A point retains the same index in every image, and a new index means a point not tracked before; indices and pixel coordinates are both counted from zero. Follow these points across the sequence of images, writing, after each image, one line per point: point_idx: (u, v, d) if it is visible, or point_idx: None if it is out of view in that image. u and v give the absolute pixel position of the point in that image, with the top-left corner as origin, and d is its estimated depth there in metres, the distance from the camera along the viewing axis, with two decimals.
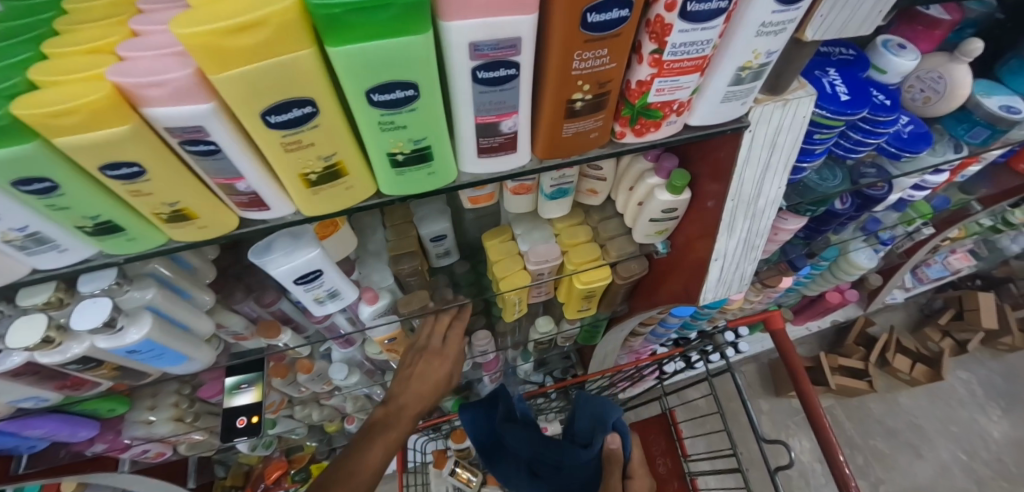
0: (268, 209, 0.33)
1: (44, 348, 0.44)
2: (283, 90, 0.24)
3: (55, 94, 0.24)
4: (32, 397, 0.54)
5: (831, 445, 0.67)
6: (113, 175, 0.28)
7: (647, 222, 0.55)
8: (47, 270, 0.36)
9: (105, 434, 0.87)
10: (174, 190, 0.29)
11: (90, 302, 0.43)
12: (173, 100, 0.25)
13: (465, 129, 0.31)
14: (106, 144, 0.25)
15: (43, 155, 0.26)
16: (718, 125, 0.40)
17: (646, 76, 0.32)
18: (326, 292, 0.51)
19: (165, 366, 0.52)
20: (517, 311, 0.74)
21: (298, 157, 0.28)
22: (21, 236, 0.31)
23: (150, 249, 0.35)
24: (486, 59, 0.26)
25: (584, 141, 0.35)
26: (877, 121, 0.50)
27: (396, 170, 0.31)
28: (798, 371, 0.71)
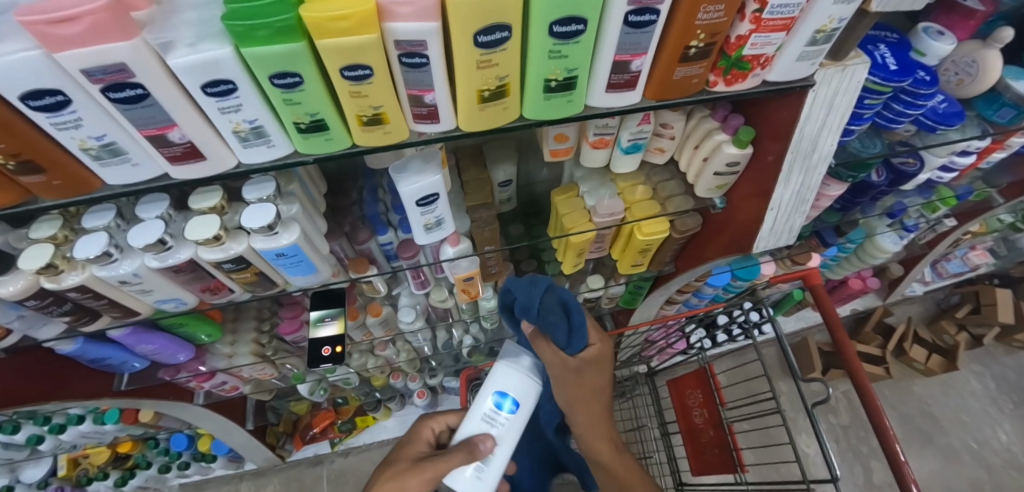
0: (437, 123, 0.42)
1: (211, 245, 0.53)
2: (493, 16, 0.33)
3: (330, 5, 0.32)
4: (174, 299, 0.64)
5: (879, 416, 0.68)
6: (347, 76, 0.36)
7: (710, 175, 0.63)
8: (246, 166, 0.46)
9: (191, 363, 0.96)
10: (381, 95, 0.38)
11: (256, 207, 0.52)
12: (413, 18, 0.33)
13: (604, 65, 0.39)
14: (355, 48, 0.34)
15: (302, 54, 0.35)
16: (789, 81, 0.48)
17: (745, 32, 0.40)
18: (435, 219, 0.59)
19: (295, 275, 0.61)
20: (575, 263, 0.82)
21: (483, 75, 0.37)
22: (247, 128, 0.41)
23: (334, 151, 0.44)
24: (638, 6, 0.35)
25: (686, 85, 0.44)
26: (917, 94, 0.58)
27: (546, 95, 0.40)
28: (839, 330, 0.73)
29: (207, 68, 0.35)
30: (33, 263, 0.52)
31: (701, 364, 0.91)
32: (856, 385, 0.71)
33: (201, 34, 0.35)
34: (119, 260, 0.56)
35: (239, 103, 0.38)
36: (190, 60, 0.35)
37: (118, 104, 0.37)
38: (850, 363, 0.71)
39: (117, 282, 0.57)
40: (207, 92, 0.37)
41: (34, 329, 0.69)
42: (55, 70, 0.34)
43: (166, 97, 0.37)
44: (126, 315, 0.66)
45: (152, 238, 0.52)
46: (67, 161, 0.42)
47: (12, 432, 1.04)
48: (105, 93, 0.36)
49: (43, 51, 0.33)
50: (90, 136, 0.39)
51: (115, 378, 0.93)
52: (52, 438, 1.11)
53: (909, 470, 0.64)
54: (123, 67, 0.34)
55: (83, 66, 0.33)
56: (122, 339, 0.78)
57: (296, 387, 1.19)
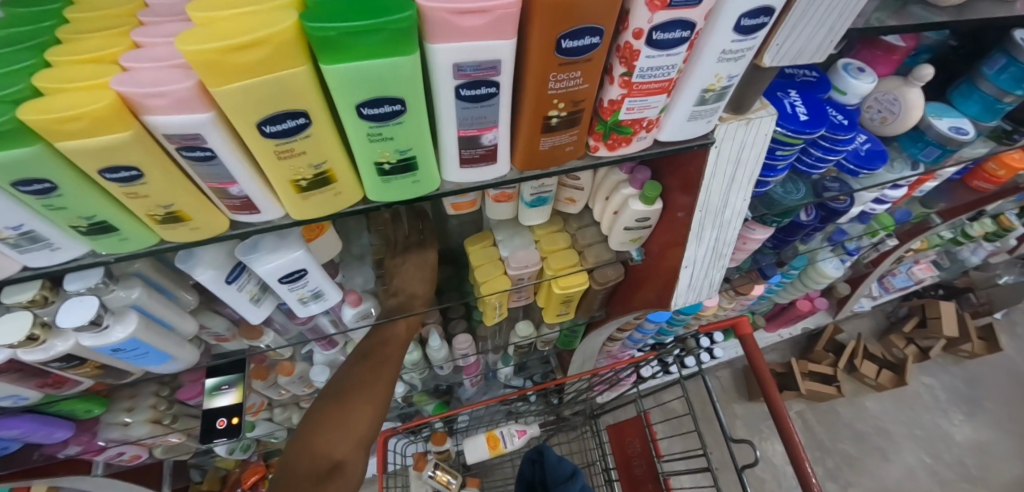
0: (259, 212, 0.35)
1: (28, 345, 0.45)
2: (278, 104, 0.26)
3: (60, 102, 0.25)
4: (11, 396, 0.54)
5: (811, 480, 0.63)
6: (111, 178, 0.29)
7: (621, 230, 0.58)
8: (35, 268, 0.37)
9: (80, 437, 0.85)
10: (169, 192, 0.31)
11: (77, 300, 0.43)
12: (174, 109, 0.26)
13: (448, 142, 0.33)
14: (107, 149, 0.27)
15: (42, 158, 0.27)
16: (684, 141, 0.43)
17: (617, 96, 0.35)
18: (310, 292, 0.52)
19: (148, 365, 0.52)
20: (498, 315, 0.76)
21: (290, 165, 0.30)
22: (15, 234, 0.32)
23: (143, 250, 0.36)
24: (468, 79, 0.28)
25: (560, 154, 0.38)
26: (836, 140, 0.54)
27: (383, 178, 0.33)
28: (770, 384, 0.68)
29: None
30: None
31: (638, 412, 0.86)
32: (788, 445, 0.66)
33: None
34: None
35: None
36: None
37: None
38: (781, 422, 0.66)
39: None
40: None
41: None
42: None
43: None
44: None
45: None
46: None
47: None
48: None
49: None
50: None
51: None
52: None
53: None
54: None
55: None
56: None
57: (213, 447, 1.08)
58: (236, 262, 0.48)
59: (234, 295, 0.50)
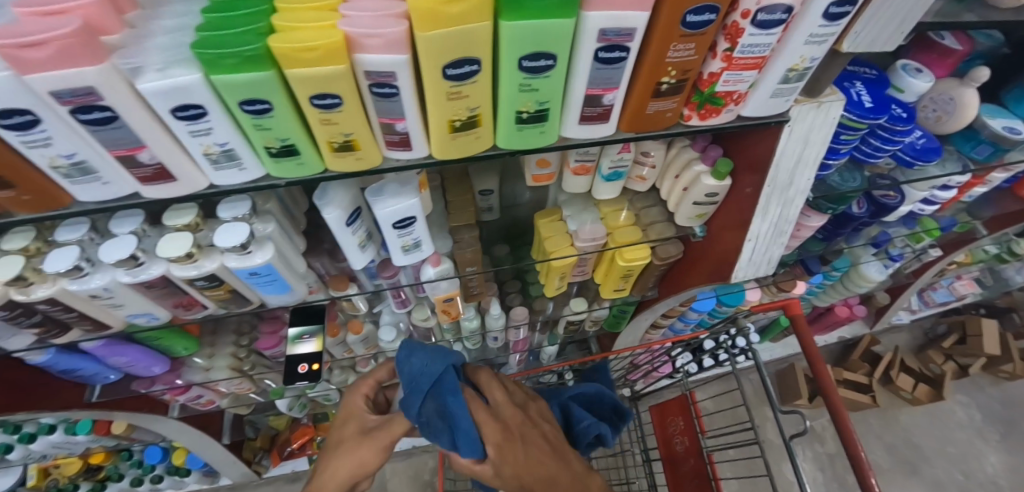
0: (410, 150, 0.41)
1: (183, 262, 0.51)
2: (462, 50, 0.33)
3: (300, 36, 0.32)
4: (146, 314, 0.62)
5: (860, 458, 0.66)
6: (316, 105, 0.35)
7: (690, 204, 0.64)
8: (215, 186, 0.45)
9: (169, 375, 0.94)
10: (352, 122, 0.37)
11: (229, 225, 0.50)
12: (383, 50, 0.33)
13: (575, 98, 0.39)
14: (323, 78, 0.33)
15: (271, 82, 0.34)
16: (763, 117, 0.49)
17: (717, 69, 0.41)
18: (413, 241, 0.59)
19: (269, 294, 0.59)
20: (558, 287, 0.82)
21: (453, 106, 0.37)
22: (218, 151, 0.40)
23: (307, 175, 0.43)
24: (608, 42, 0.35)
25: (660, 119, 0.44)
26: (894, 130, 0.59)
27: (518, 126, 0.40)
28: (819, 362, 0.72)
29: (175, 93, 0.34)
30: (3, 275, 0.51)
31: (684, 392, 0.90)
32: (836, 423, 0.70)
33: (171, 59, 0.35)
34: (91, 273, 0.54)
35: (209, 127, 0.37)
36: (158, 85, 0.33)
37: (89, 125, 0.36)
38: (829, 398, 0.70)
39: (87, 296, 0.56)
40: (177, 115, 0.36)
41: (4, 339, 0.66)
42: (26, 91, 0.33)
43: (137, 120, 0.36)
44: (95, 329, 0.64)
45: (124, 254, 0.50)
46: (39, 178, 0.41)
47: None
48: (73, 113, 0.35)
49: (14, 73, 0.33)
50: (60, 154, 0.38)
51: (86, 390, 0.90)
52: (21, 448, 1.19)
53: None
54: (92, 90, 0.33)
55: (51, 89, 0.32)
56: (94, 350, 0.76)
57: (275, 402, 1.17)
58: (356, 206, 0.55)
59: (348, 238, 0.57)
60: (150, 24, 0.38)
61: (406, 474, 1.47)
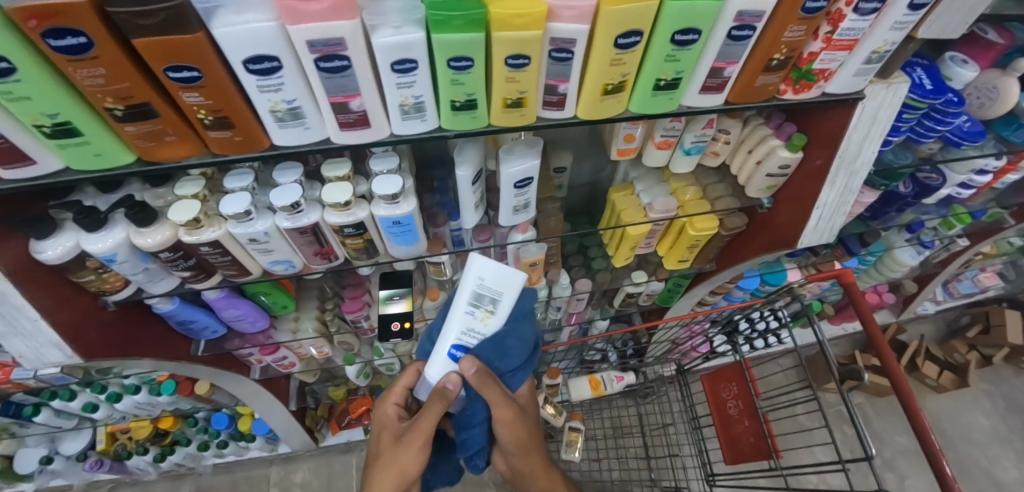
0: (561, 110, 0.49)
1: (340, 209, 0.59)
2: (635, 24, 0.41)
3: (514, 4, 0.39)
4: (285, 261, 0.69)
5: (915, 409, 0.72)
6: (509, 64, 0.43)
7: (763, 176, 0.72)
8: (393, 136, 0.51)
9: (262, 335, 1.03)
10: (529, 82, 0.45)
11: (384, 177, 0.58)
12: (573, 20, 0.41)
13: (702, 70, 0.48)
14: (524, 40, 0.41)
15: (481, 42, 0.41)
16: (844, 94, 0.58)
17: (817, 49, 0.50)
18: (523, 201, 0.68)
19: (402, 244, 0.66)
20: (627, 256, 0.91)
21: (611, 71, 0.45)
22: (411, 103, 0.46)
23: (473, 129, 0.50)
24: (741, 22, 0.44)
25: (763, 91, 0.53)
26: (946, 112, 0.67)
27: (653, 92, 0.49)
28: (872, 322, 0.80)
29: (401, 48, 0.41)
30: (184, 215, 0.58)
31: (737, 360, 0.98)
32: (891, 378, 0.76)
33: (407, 20, 0.40)
34: (254, 219, 0.61)
35: (416, 80, 0.43)
36: (391, 40, 0.40)
37: (323, 73, 0.42)
38: (883, 357, 0.77)
39: (245, 240, 0.63)
40: (393, 68, 0.42)
41: (152, 283, 0.73)
42: (281, 40, 0.40)
43: (360, 70, 0.42)
44: (238, 276, 0.72)
45: (291, 199, 0.58)
46: (251, 123, 0.47)
47: (70, 398, 1.21)
48: (315, 62, 0.41)
49: (277, 24, 0.39)
50: (284, 99, 0.45)
51: (192, 344, 0.98)
52: (105, 407, 1.30)
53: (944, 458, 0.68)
54: (340, 41, 0.40)
55: (310, 38, 0.39)
56: (216, 301, 0.85)
57: (344, 369, 1.26)
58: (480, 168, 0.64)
59: (469, 198, 0.66)
60: None
61: None
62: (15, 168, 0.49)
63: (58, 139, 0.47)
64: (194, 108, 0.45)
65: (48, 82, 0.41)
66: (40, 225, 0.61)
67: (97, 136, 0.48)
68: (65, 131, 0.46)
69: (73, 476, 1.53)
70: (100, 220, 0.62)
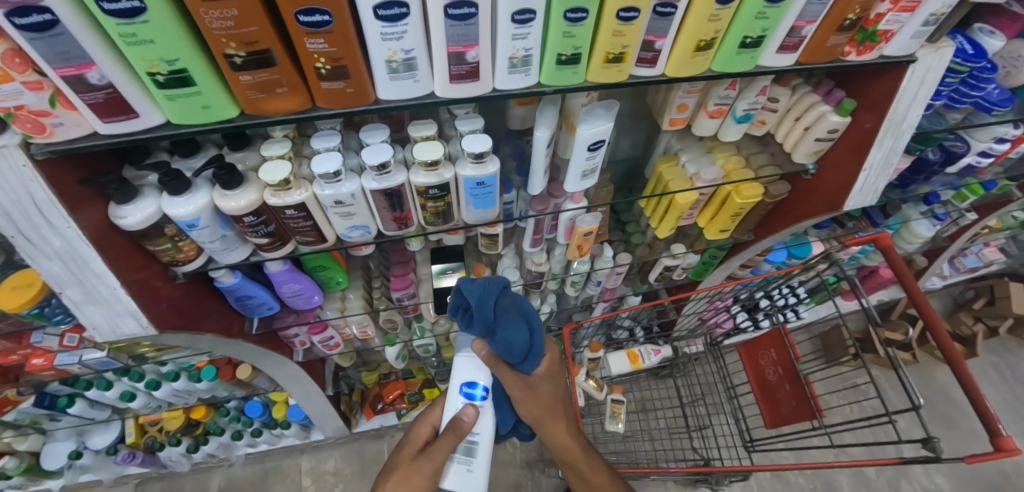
0: (652, 67, 0.53)
1: (429, 169, 0.61)
2: None
3: None
4: (362, 227, 0.71)
5: (958, 360, 0.77)
6: (621, 17, 0.46)
7: (812, 140, 0.77)
8: (496, 90, 0.53)
9: (311, 314, 1.04)
10: (633, 36, 0.48)
11: (472, 136, 0.60)
12: None
13: (783, 28, 0.53)
14: None
15: None
16: (900, 56, 0.62)
17: (884, 10, 0.54)
18: (592, 166, 0.71)
19: (478, 208, 0.69)
20: (672, 226, 0.95)
21: (708, 27, 0.49)
22: (520, 56, 0.49)
23: (569, 85, 0.53)
24: None
25: (832, 52, 0.57)
26: (981, 78, 0.72)
27: (738, 50, 0.53)
28: (911, 282, 0.84)
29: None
30: (275, 175, 0.60)
31: (776, 327, 1.03)
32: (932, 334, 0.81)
33: None
34: (342, 181, 0.63)
35: (530, 32, 0.46)
36: None
37: (449, 20, 0.44)
38: (925, 315, 0.82)
39: (331, 202, 0.64)
40: (512, 19, 0.45)
41: (225, 253, 0.74)
42: None
43: (483, 18, 0.45)
44: (311, 246, 0.74)
45: (383, 158, 0.60)
46: (363, 72, 0.49)
47: (107, 388, 1.20)
48: (445, 9, 0.43)
49: None
50: (403, 49, 0.46)
51: (245, 322, 0.99)
52: (142, 397, 1.28)
53: (990, 403, 0.73)
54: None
55: None
56: (277, 276, 0.87)
57: (383, 351, 1.28)
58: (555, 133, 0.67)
59: (541, 163, 0.70)
60: None
61: None
62: (118, 121, 0.50)
63: (170, 88, 0.48)
64: (315, 57, 0.46)
65: (169, 20, 0.43)
66: (125, 187, 0.61)
67: (207, 85, 0.49)
68: (180, 79, 0.47)
69: (102, 471, 1.51)
70: (187, 182, 0.62)
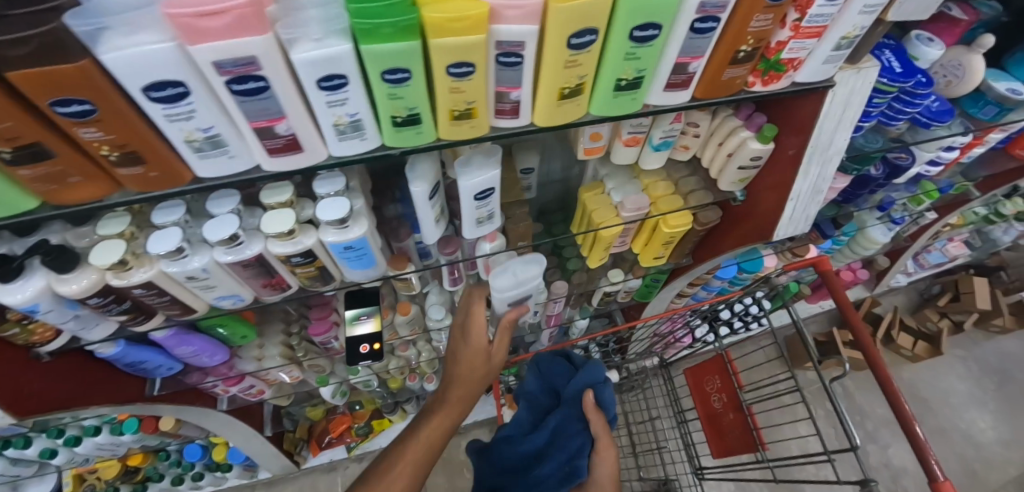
0: (516, 118, 0.45)
1: (283, 238, 0.54)
2: (587, 21, 0.37)
3: (451, 5, 0.35)
4: (233, 295, 0.65)
5: (899, 399, 0.72)
6: (452, 73, 0.39)
7: (735, 169, 0.69)
8: (337, 157, 0.47)
9: (223, 365, 0.96)
10: (477, 92, 0.41)
11: (329, 200, 0.54)
12: (518, 20, 0.36)
13: (665, 66, 0.44)
14: (467, 47, 0.37)
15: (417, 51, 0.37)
16: (813, 82, 0.54)
17: (785, 38, 0.46)
18: (486, 212, 0.63)
19: (358, 270, 0.62)
20: (601, 256, 0.88)
21: (567, 74, 0.41)
22: (347, 122, 0.42)
23: (419, 145, 0.46)
24: (704, 14, 0.40)
25: (732, 85, 0.49)
26: (914, 94, 0.65)
27: (615, 93, 0.45)
28: (850, 309, 0.79)
29: (325, 63, 0.36)
30: (106, 259, 0.52)
31: (718, 351, 0.97)
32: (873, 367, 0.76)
33: (326, 30, 0.36)
34: (189, 255, 0.56)
35: (347, 97, 0.39)
36: (313, 54, 0.36)
37: (238, 96, 0.38)
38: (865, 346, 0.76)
39: (183, 278, 0.57)
40: (320, 86, 0.38)
41: (86, 330, 0.66)
42: (186, 63, 0.35)
43: (283, 90, 0.38)
44: (182, 315, 0.66)
45: (227, 232, 0.52)
46: (166, 155, 0.42)
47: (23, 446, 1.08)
48: (228, 85, 0.37)
49: (177, 44, 0.34)
50: (198, 127, 0.40)
51: (147, 384, 0.92)
52: (65, 452, 1.15)
53: (932, 448, 0.68)
54: (253, 60, 0.35)
55: (216, 58, 0.34)
56: (164, 340, 0.78)
57: (318, 390, 1.21)
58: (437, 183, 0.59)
59: (426, 214, 0.62)
60: None
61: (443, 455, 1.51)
62: None
63: None
64: (93, 145, 0.38)
65: None
66: None
67: None
68: None
69: None
70: (16, 268, 0.53)
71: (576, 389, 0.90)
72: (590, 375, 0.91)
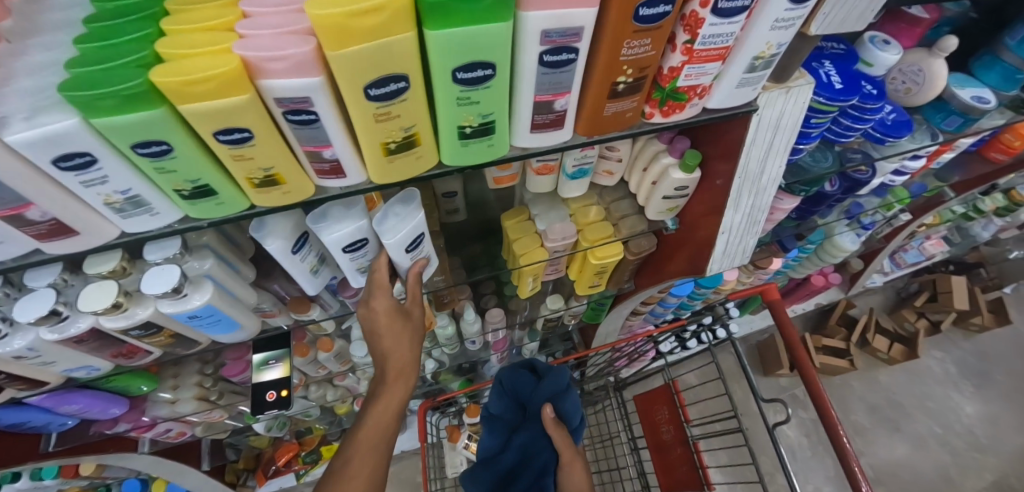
0: (343, 177, 0.38)
1: (111, 313, 0.48)
2: (384, 68, 0.29)
3: (190, 65, 0.28)
4: (84, 366, 0.57)
5: (844, 447, 0.67)
6: (223, 140, 0.32)
7: (659, 199, 0.61)
8: (137, 232, 0.40)
9: (130, 413, 0.88)
10: (271, 155, 0.34)
11: (158, 269, 0.47)
12: (290, 73, 0.29)
13: (524, 108, 0.35)
14: (227, 112, 0.30)
15: (166, 120, 0.30)
16: (731, 107, 0.45)
17: (677, 63, 0.37)
18: (369, 262, 0.55)
19: (220, 333, 0.56)
20: (532, 287, 0.79)
21: (384, 128, 0.33)
22: (121, 199, 0.35)
23: (231, 214, 0.40)
24: (552, 45, 0.31)
25: (621, 120, 0.40)
26: (865, 108, 0.56)
27: (462, 141, 0.36)
28: (797, 343, 0.72)
29: (52, 143, 0.29)
30: None
31: (665, 382, 0.91)
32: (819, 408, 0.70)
33: (37, 106, 0.29)
34: (11, 334, 0.49)
35: (104, 175, 0.32)
36: (28, 136, 0.28)
37: None
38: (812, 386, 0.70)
39: (12, 358, 0.50)
40: (60, 167, 0.31)
41: None
42: None
43: (12, 174, 0.30)
44: (33, 386, 0.58)
45: (40, 311, 0.45)
46: None
47: None
48: None
49: None
50: None
51: (43, 439, 0.85)
52: None
53: None
54: None
55: None
56: (39, 402, 0.70)
57: (252, 425, 1.13)
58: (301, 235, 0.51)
59: (299, 269, 0.53)
60: (22, 53, 0.33)
61: (400, 476, 1.44)
62: None
63: None
64: None
65: None
66: None
67: None
68: None
69: None
70: None
71: (541, 398, 0.82)
72: (555, 382, 0.82)
